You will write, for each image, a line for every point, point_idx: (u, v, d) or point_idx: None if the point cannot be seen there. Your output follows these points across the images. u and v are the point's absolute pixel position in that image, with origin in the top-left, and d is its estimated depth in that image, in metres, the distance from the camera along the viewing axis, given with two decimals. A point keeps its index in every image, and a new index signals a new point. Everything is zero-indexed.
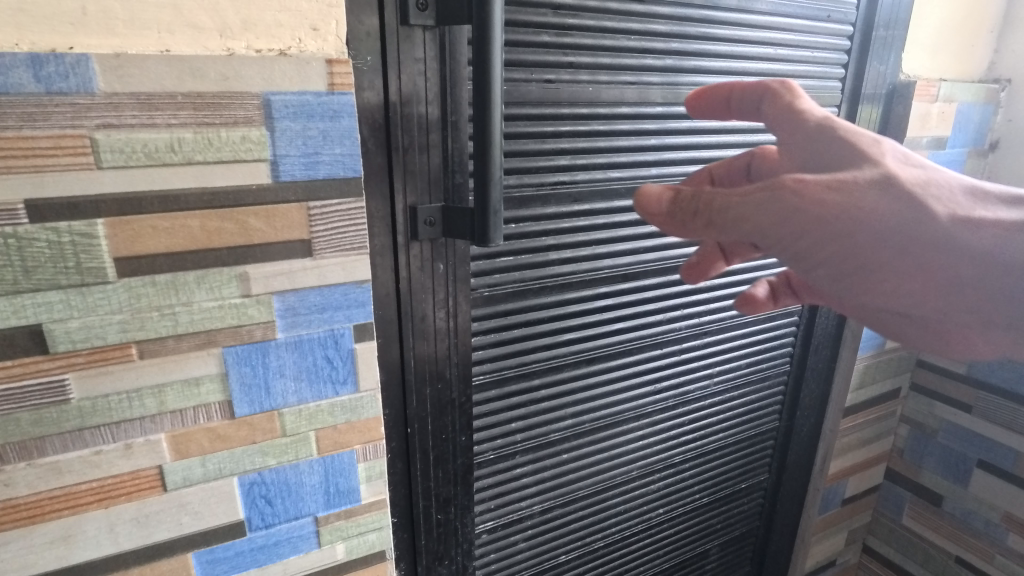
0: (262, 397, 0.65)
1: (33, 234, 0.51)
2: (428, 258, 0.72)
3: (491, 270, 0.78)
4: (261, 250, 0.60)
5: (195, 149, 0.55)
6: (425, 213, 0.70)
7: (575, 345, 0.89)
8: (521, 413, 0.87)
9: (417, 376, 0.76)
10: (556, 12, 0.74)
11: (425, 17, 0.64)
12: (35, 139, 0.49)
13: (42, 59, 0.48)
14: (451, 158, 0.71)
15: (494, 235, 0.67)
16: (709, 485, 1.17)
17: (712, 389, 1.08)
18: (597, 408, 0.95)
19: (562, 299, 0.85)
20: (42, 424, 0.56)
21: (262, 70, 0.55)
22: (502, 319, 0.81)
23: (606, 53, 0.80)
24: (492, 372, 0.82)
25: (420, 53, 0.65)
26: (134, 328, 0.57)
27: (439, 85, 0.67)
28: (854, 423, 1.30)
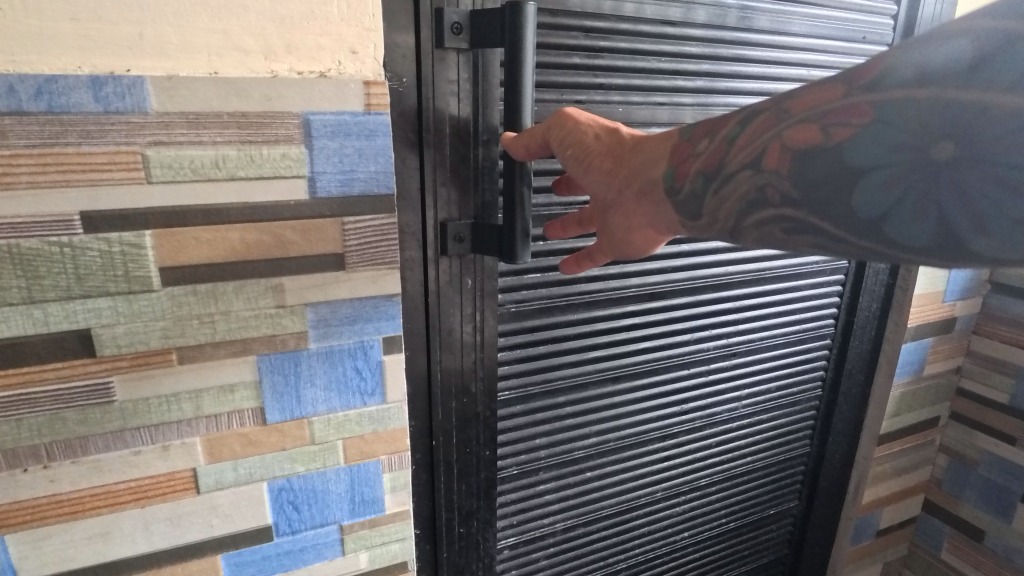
0: (293, 405, 0.67)
1: (86, 244, 0.55)
2: (457, 273, 0.74)
3: (518, 286, 0.79)
4: (297, 263, 0.62)
5: (238, 165, 0.57)
6: (455, 230, 0.72)
7: (600, 363, 0.89)
8: (544, 429, 0.87)
9: (442, 389, 0.77)
10: (587, 35, 0.75)
11: (459, 41, 0.66)
12: (92, 155, 0.53)
13: (102, 81, 0.52)
14: (480, 177, 0.72)
15: (521, 252, 0.69)
16: (736, 510, 1.15)
17: (740, 412, 1.07)
18: (621, 427, 0.94)
19: (588, 316, 0.85)
20: (86, 423, 0.59)
21: (303, 91, 0.58)
22: (528, 335, 0.82)
23: (637, 74, 0.81)
24: (517, 388, 0.83)
25: (454, 74, 0.67)
26: (175, 335, 0.60)
27: (472, 105, 0.69)
28: (890, 452, 1.26)
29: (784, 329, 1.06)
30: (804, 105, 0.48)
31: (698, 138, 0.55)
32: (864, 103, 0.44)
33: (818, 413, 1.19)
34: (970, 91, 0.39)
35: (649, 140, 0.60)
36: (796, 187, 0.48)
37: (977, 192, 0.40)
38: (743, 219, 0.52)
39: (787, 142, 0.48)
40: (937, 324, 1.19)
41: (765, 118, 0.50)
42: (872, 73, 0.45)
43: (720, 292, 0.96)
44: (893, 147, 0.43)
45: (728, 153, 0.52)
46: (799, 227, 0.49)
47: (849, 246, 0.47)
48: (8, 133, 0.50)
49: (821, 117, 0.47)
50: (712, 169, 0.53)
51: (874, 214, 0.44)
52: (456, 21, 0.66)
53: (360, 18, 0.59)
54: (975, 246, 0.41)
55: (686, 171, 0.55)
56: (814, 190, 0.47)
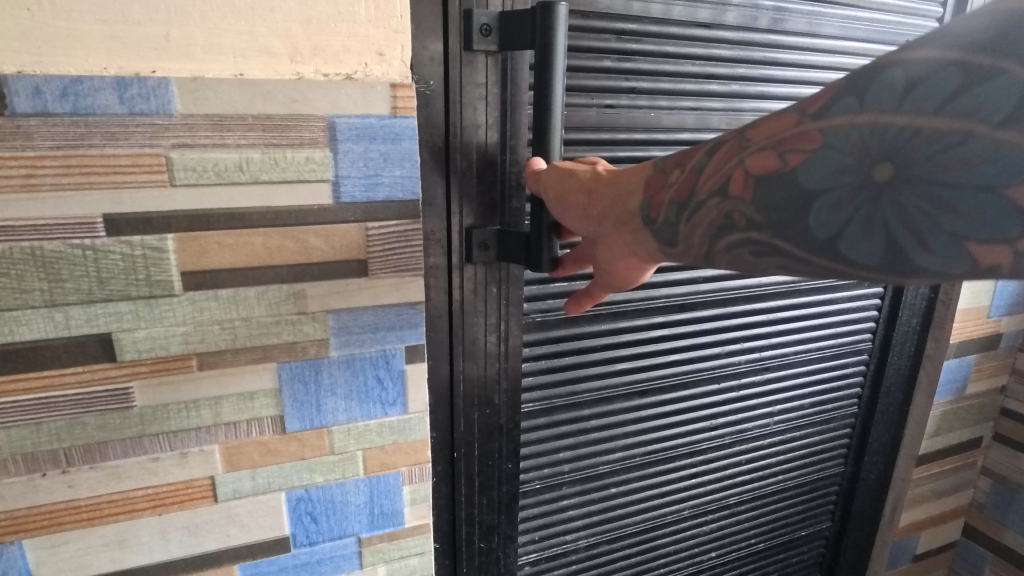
0: (313, 414, 0.65)
1: (109, 247, 0.54)
2: (482, 281, 0.72)
3: (544, 295, 0.77)
4: (319, 268, 0.61)
5: (262, 168, 0.56)
6: (481, 237, 0.70)
7: (627, 375, 0.86)
8: (569, 443, 0.85)
9: (464, 400, 0.75)
10: (619, 37, 0.73)
11: (488, 43, 0.64)
12: (117, 157, 0.52)
13: (127, 82, 0.51)
14: (508, 183, 0.70)
15: (547, 259, 0.66)
16: (766, 531, 1.10)
17: (772, 428, 1.03)
18: (648, 442, 0.91)
19: (615, 327, 0.83)
20: (106, 429, 0.58)
21: (328, 94, 0.57)
22: (553, 345, 0.79)
23: (668, 78, 0.78)
24: (540, 400, 0.81)
25: (482, 78, 0.65)
26: (196, 340, 0.59)
27: (500, 108, 0.67)
28: (929, 473, 1.20)
29: (819, 343, 1.02)
30: (762, 133, 0.46)
31: (670, 169, 0.53)
32: (813, 130, 0.43)
33: (853, 431, 1.14)
34: (907, 115, 0.39)
35: (627, 172, 0.57)
36: (759, 211, 0.46)
37: (913, 208, 0.39)
38: (713, 244, 0.49)
39: (748, 170, 0.46)
40: (981, 341, 1.14)
41: (728, 147, 0.48)
42: (819, 102, 0.43)
43: (753, 304, 0.93)
44: (839, 169, 0.42)
45: (697, 183, 0.50)
46: (763, 250, 0.47)
47: (812, 269, 0.45)
48: (33, 134, 0.50)
49: (776, 145, 0.45)
50: (683, 198, 0.51)
51: (829, 235, 0.43)
52: (485, 22, 0.64)
53: (388, 20, 0.57)
54: (923, 263, 0.40)
55: (660, 201, 0.52)
56: (772, 215, 0.45)
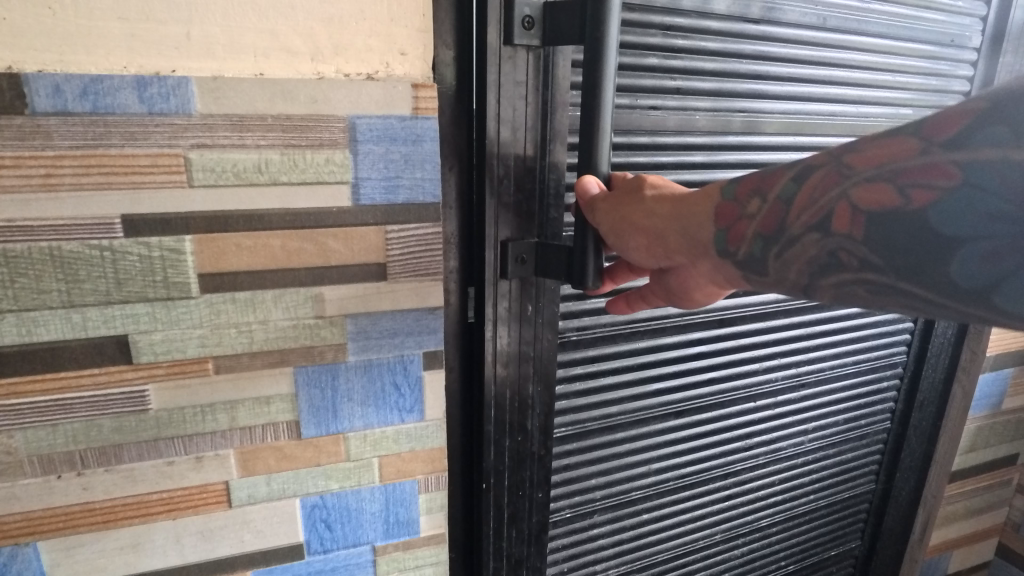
0: (329, 420, 0.64)
1: (127, 248, 0.53)
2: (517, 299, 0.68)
3: (581, 312, 0.74)
4: (338, 272, 0.60)
5: (281, 169, 0.55)
6: (518, 250, 0.66)
7: (664, 396, 0.83)
8: (602, 468, 0.82)
9: (497, 428, 0.71)
10: (665, 33, 0.68)
11: (530, 37, 0.60)
12: (135, 157, 0.51)
13: (147, 81, 0.50)
14: (546, 191, 0.66)
15: (592, 275, 0.61)
16: (796, 552, 1.07)
17: (806, 446, 0.99)
18: (682, 466, 0.88)
19: (653, 344, 0.80)
20: (121, 431, 0.58)
21: (349, 94, 0.56)
22: (588, 366, 0.77)
23: (712, 78, 0.73)
24: (574, 424, 0.78)
25: (521, 76, 0.61)
26: (212, 343, 0.58)
27: (541, 110, 0.63)
28: (961, 490, 1.17)
29: (856, 357, 0.99)
30: (872, 162, 0.43)
31: (748, 199, 0.49)
32: (947, 163, 0.39)
33: (885, 447, 1.10)
34: None
35: (689, 197, 0.54)
36: (875, 249, 0.42)
37: None
38: (815, 280, 0.46)
39: (857, 203, 0.43)
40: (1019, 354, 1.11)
41: (826, 174, 0.45)
42: (950, 129, 0.39)
43: (791, 318, 0.90)
44: (984, 209, 0.37)
45: (789, 214, 0.46)
46: (880, 292, 0.42)
47: (940, 316, 0.41)
48: (53, 134, 0.49)
49: (895, 176, 0.41)
50: (772, 230, 0.47)
51: (972, 284, 0.38)
52: (527, 15, 0.59)
53: (411, 19, 0.57)
54: None
55: (740, 234, 0.49)
56: (894, 253, 0.41)
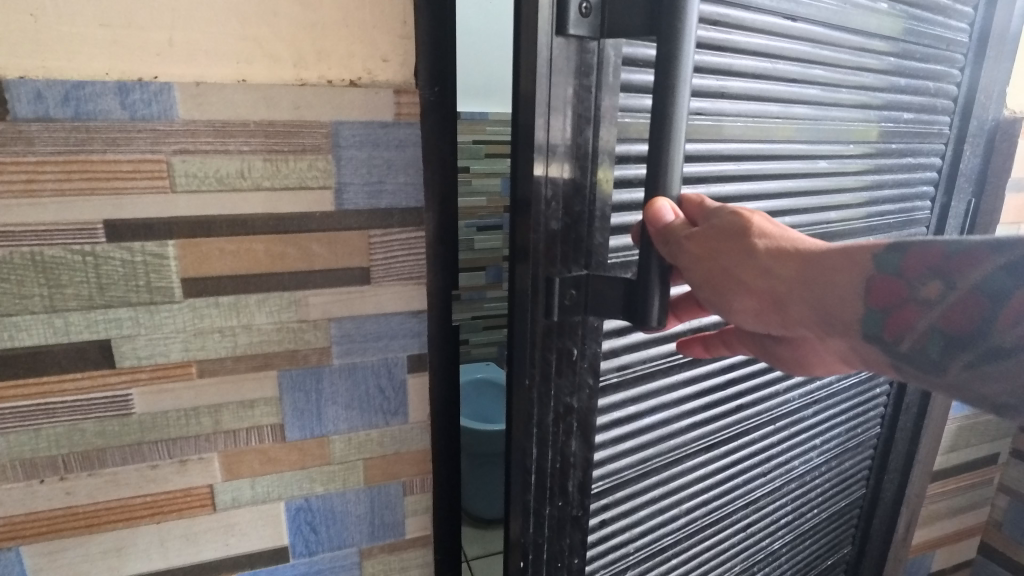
0: (314, 423, 0.64)
1: (109, 253, 0.53)
2: (558, 342, 0.60)
3: (620, 350, 0.66)
4: (322, 276, 0.60)
5: (264, 175, 0.56)
6: (563, 285, 0.58)
7: (699, 430, 0.77)
8: (635, 518, 0.74)
9: (536, 494, 0.64)
10: (714, 27, 0.59)
11: (585, 26, 0.51)
12: (118, 162, 0.52)
13: (129, 88, 0.51)
14: (588, 214, 0.58)
15: (654, 316, 0.54)
16: (801, 569, 1.04)
17: (815, 462, 0.97)
18: (710, 501, 0.82)
19: (692, 375, 0.74)
20: (105, 435, 0.58)
21: (333, 100, 0.56)
22: (629, 406, 0.69)
23: (754, 79, 0.65)
24: (612, 476, 0.69)
25: (571, 75, 0.52)
26: (196, 347, 0.58)
27: (589, 118, 0.54)
28: (944, 490, 1.19)
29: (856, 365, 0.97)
30: None
31: (917, 280, 0.42)
32: None
33: (876, 451, 1.09)
34: None
35: (825, 262, 0.45)
36: None
37: None
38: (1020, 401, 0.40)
39: None
40: None
41: None
42: None
43: None
44: None
45: (990, 317, 0.39)
46: None
47: None
48: (35, 139, 0.49)
49: None
50: (958, 332, 0.41)
51: None
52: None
53: (392, 26, 0.57)
54: None
55: (902, 325, 0.43)
56: None
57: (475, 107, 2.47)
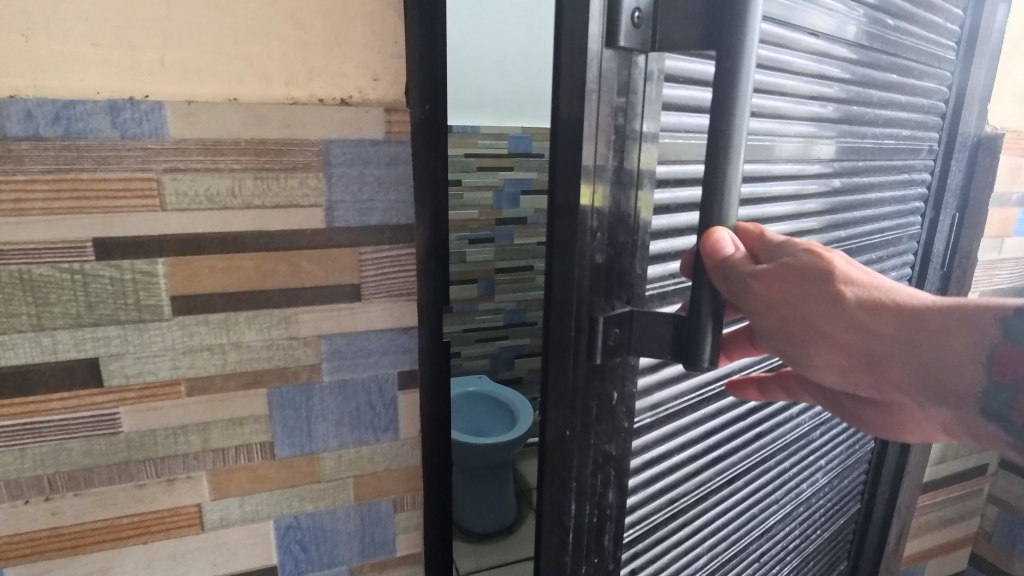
0: (304, 440, 0.64)
1: (98, 271, 0.53)
2: (598, 386, 0.56)
3: (653, 387, 0.63)
4: (313, 293, 0.60)
5: (255, 193, 0.56)
6: (607, 325, 0.54)
7: (722, 464, 0.75)
8: (663, 562, 0.71)
9: (573, 553, 0.61)
10: None
11: (636, 37, 0.48)
12: (108, 181, 0.52)
13: (120, 106, 0.51)
14: (627, 243, 0.54)
15: (704, 357, 0.50)
16: None
17: (821, 483, 0.96)
18: (730, 536, 0.80)
19: (716, 408, 0.72)
20: (92, 454, 0.57)
21: (324, 118, 0.57)
22: (659, 447, 0.66)
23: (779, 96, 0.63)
24: (641, 522, 0.67)
25: (618, 90, 0.48)
26: (185, 365, 0.58)
27: (633, 137, 0.51)
28: (934, 501, 1.20)
29: None
30: None
31: None
32: None
33: (871, 465, 1.08)
34: None
35: (927, 318, 0.42)
36: None
37: None
38: None
39: None
40: None
41: None
42: None
43: None
44: None
45: None
46: None
47: None
48: (24, 158, 0.49)
49: None
50: None
51: None
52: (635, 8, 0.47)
53: (384, 45, 0.58)
54: None
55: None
56: None
57: (467, 122, 2.49)
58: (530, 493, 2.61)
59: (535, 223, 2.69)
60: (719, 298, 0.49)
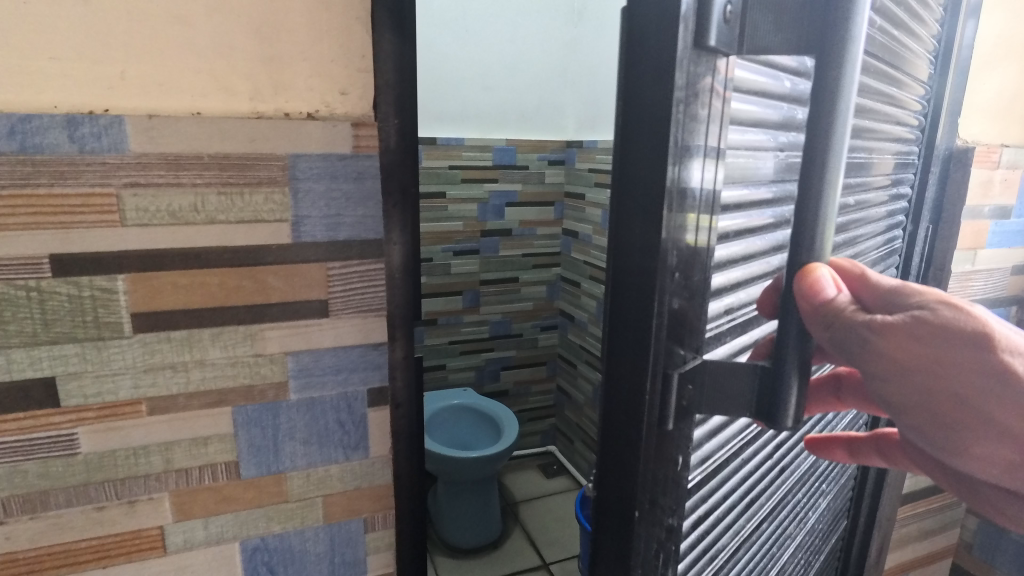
0: (270, 459, 0.63)
1: (55, 288, 0.52)
2: (665, 454, 0.47)
3: (709, 442, 0.53)
4: (279, 309, 0.59)
5: (219, 208, 0.55)
6: (680, 381, 0.44)
7: (757, 511, 0.66)
8: None
9: None
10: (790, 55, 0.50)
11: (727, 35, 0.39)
12: (65, 196, 0.51)
13: (78, 121, 0.50)
14: (697, 277, 0.45)
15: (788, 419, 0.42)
16: None
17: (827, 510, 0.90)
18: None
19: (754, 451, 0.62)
20: (48, 477, 0.56)
21: (289, 132, 0.56)
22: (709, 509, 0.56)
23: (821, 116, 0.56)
24: None
25: (700, 98, 0.40)
26: (146, 384, 0.57)
27: (710, 150, 0.43)
28: (914, 512, 1.20)
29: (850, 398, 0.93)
30: None
31: None
32: None
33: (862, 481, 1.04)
34: None
35: None
36: None
37: None
38: None
39: None
40: None
41: None
42: None
43: None
44: None
45: None
46: None
47: None
48: None
49: None
50: None
51: None
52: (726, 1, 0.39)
53: (351, 59, 0.57)
54: None
55: None
56: None
57: (451, 134, 2.49)
58: (515, 507, 2.58)
59: (520, 235, 2.69)
60: (803, 349, 0.42)
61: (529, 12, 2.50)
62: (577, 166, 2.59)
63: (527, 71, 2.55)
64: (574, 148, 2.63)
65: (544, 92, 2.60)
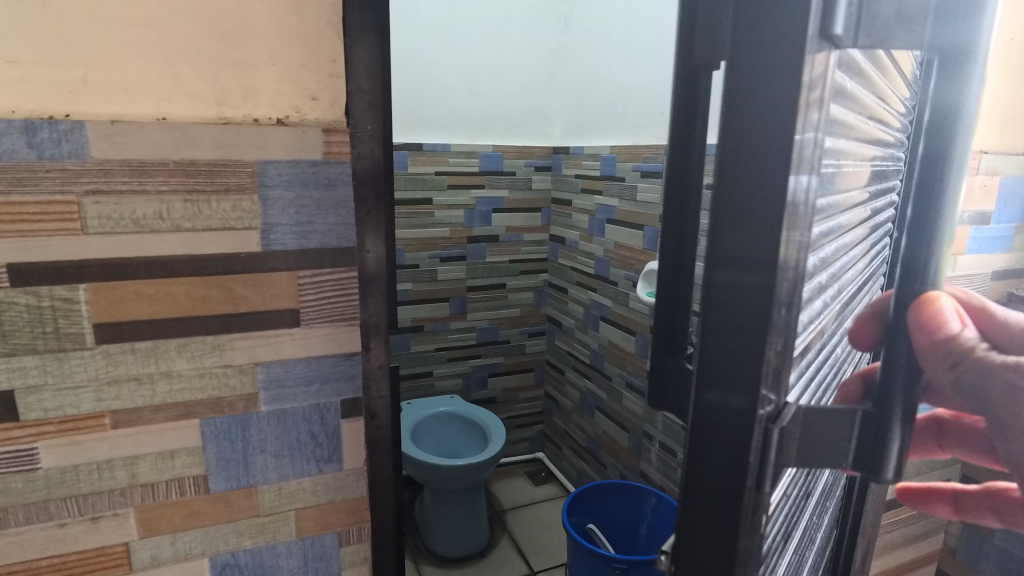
0: (240, 473, 0.61)
1: (12, 298, 0.51)
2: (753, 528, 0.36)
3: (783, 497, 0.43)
4: (248, 319, 0.58)
5: (184, 216, 0.54)
6: (779, 435, 0.34)
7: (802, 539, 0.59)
8: None
9: None
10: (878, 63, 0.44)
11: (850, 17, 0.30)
12: (23, 204, 0.49)
13: (37, 126, 0.49)
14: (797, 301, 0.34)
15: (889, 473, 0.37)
16: None
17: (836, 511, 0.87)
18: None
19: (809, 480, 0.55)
20: (7, 493, 0.54)
21: (258, 139, 0.55)
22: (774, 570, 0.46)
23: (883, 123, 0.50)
24: None
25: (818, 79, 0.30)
26: (109, 397, 0.55)
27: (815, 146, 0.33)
28: (898, 519, 1.19)
29: None
30: None
31: None
32: None
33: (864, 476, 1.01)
34: None
35: None
36: None
37: None
38: None
39: None
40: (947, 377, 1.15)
41: None
42: None
43: None
44: None
45: None
46: None
47: None
48: None
49: None
50: None
51: None
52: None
53: (322, 64, 0.56)
54: None
55: None
56: None
57: (437, 139, 2.49)
58: (503, 515, 2.57)
59: (507, 242, 2.68)
60: (914, 385, 0.37)
61: (515, 18, 2.50)
62: (564, 172, 2.59)
63: (513, 77, 2.55)
64: (561, 154, 2.62)
65: (531, 99, 2.60)
